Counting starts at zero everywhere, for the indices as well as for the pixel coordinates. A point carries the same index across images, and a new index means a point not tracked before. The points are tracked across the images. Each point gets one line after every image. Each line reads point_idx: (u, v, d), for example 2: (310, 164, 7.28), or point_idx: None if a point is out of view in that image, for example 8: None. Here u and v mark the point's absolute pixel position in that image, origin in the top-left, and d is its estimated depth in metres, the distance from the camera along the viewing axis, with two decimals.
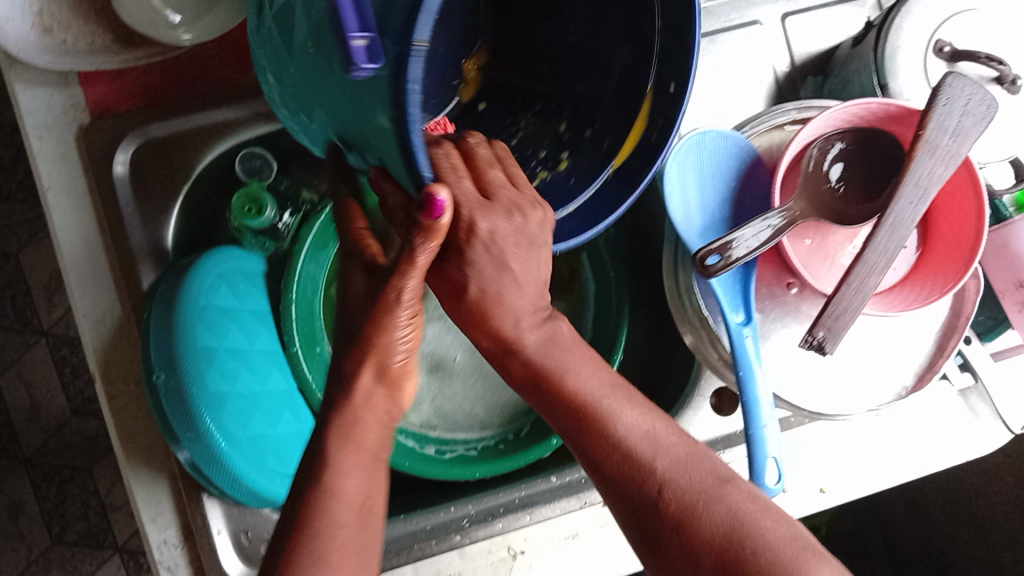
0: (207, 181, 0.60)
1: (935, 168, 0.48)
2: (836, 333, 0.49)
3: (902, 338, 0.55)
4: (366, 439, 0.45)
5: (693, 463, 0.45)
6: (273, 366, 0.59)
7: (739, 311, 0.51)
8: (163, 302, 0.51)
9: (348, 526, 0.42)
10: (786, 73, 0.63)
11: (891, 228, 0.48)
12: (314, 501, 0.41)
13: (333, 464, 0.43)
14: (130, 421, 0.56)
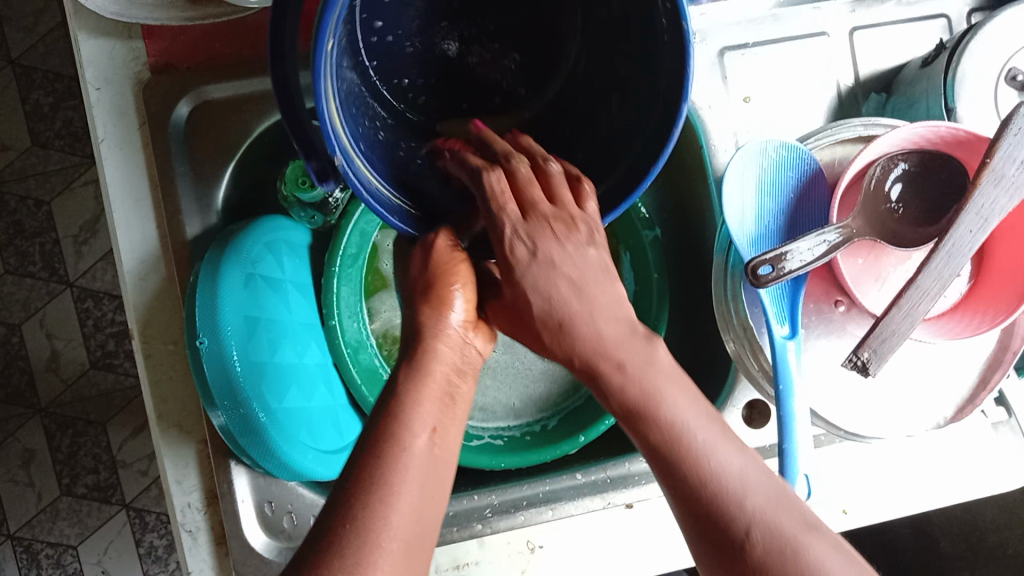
0: (259, 148, 0.60)
1: (997, 199, 0.48)
2: (882, 355, 0.48)
3: (946, 367, 0.54)
4: (430, 399, 0.44)
5: (781, 512, 0.40)
6: (312, 340, 0.58)
7: (786, 323, 0.51)
8: (209, 267, 0.51)
9: (413, 483, 0.41)
10: (849, 88, 0.62)
11: (947, 254, 0.48)
12: (367, 515, 0.39)
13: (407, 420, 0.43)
14: (163, 380, 0.56)
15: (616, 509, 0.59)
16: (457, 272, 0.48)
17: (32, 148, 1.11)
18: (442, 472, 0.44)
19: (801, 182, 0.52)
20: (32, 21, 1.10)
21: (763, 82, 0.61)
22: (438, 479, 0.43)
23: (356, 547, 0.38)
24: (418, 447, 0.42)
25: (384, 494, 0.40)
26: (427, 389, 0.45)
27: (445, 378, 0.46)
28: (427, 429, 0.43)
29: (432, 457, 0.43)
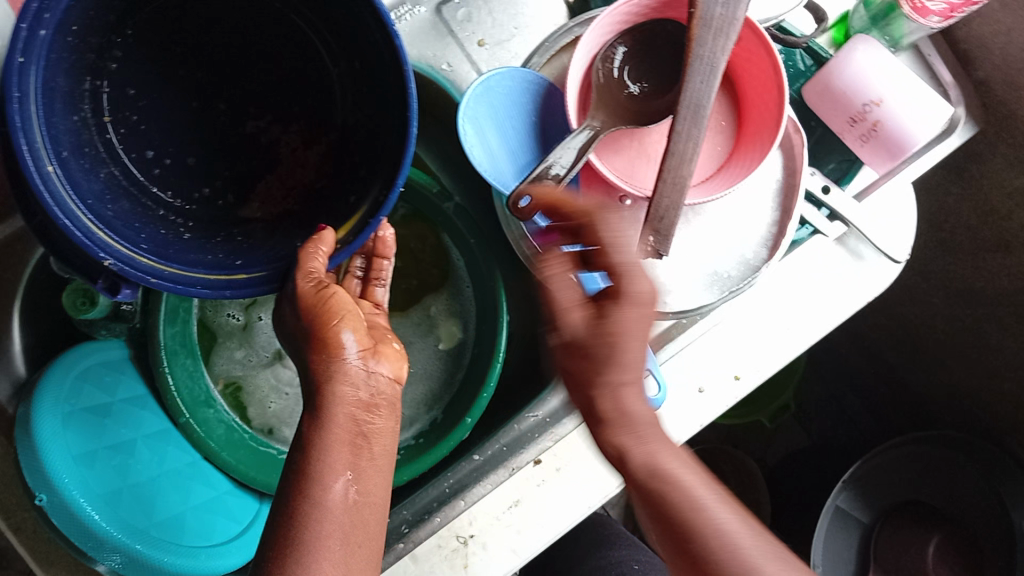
0: (42, 284, 0.58)
1: (717, 42, 0.46)
2: (666, 236, 0.48)
3: (741, 212, 0.58)
4: (340, 446, 0.45)
5: (776, 558, 0.42)
6: (169, 445, 0.58)
7: (577, 244, 0.50)
8: (22, 423, 0.50)
9: (335, 539, 0.43)
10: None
11: (689, 114, 0.47)
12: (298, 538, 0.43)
13: (319, 474, 0.44)
14: (39, 541, 0.55)
15: (524, 470, 0.60)
16: (333, 309, 0.47)
17: None
18: (365, 512, 0.45)
19: (535, 100, 0.53)
20: None
21: (491, 18, 0.60)
22: (365, 524, 0.45)
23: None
24: (335, 497, 0.44)
25: (304, 556, 0.42)
26: (335, 433, 0.46)
27: (352, 418, 0.47)
28: (341, 469, 0.45)
29: (351, 505, 0.45)
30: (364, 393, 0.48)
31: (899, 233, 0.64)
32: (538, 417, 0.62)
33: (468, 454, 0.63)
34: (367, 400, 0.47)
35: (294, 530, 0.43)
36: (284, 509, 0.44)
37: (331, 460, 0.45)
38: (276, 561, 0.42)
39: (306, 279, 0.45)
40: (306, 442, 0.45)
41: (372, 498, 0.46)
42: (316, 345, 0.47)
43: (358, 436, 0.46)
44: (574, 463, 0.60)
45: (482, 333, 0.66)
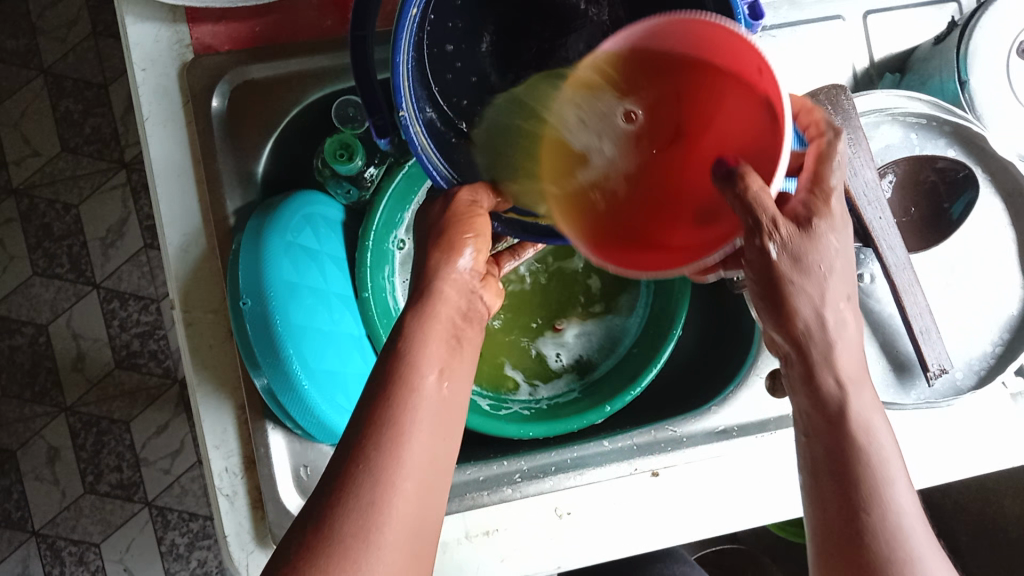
0: (297, 126, 0.62)
1: (882, 216, 0.51)
2: (918, 339, 0.52)
3: (975, 313, 0.54)
4: (439, 339, 0.47)
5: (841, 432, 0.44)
6: (347, 309, 0.60)
7: None
8: (253, 235, 0.54)
9: (421, 424, 0.44)
10: (865, 69, 0.64)
11: (890, 247, 0.51)
12: (382, 409, 0.44)
13: (416, 361, 0.45)
14: (204, 347, 0.58)
15: (642, 476, 0.60)
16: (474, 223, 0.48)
17: (61, 153, 1.13)
18: (451, 410, 0.46)
19: None
20: (64, 31, 1.12)
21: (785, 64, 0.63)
22: (449, 421, 0.46)
23: (371, 486, 0.41)
24: (428, 388, 0.45)
25: (395, 435, 0.43)
26: (434, 329, 0.47)
27: (450, 320, 0.48)
28: (435, 364, 0.46)
29: (441, 397, 0.46)
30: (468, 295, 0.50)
31: None
32: (675, 434, 0.61)
33: (599, 439, 0.63)
34: (463, 308, 0.49)
35: (386, 408, 0.44)
36: (374, 388, 0.45)
37: (426, 348, 0.46)
38: (364, 435, 0.43)
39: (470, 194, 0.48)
40: (405, 331, 0.47)
41: (458, 397, 0.47)
42: (442, 242, 0.49)
43: (454, 337, 0.48)
44: (692, 486, 0.60)
45: (645, 337, 0.67)
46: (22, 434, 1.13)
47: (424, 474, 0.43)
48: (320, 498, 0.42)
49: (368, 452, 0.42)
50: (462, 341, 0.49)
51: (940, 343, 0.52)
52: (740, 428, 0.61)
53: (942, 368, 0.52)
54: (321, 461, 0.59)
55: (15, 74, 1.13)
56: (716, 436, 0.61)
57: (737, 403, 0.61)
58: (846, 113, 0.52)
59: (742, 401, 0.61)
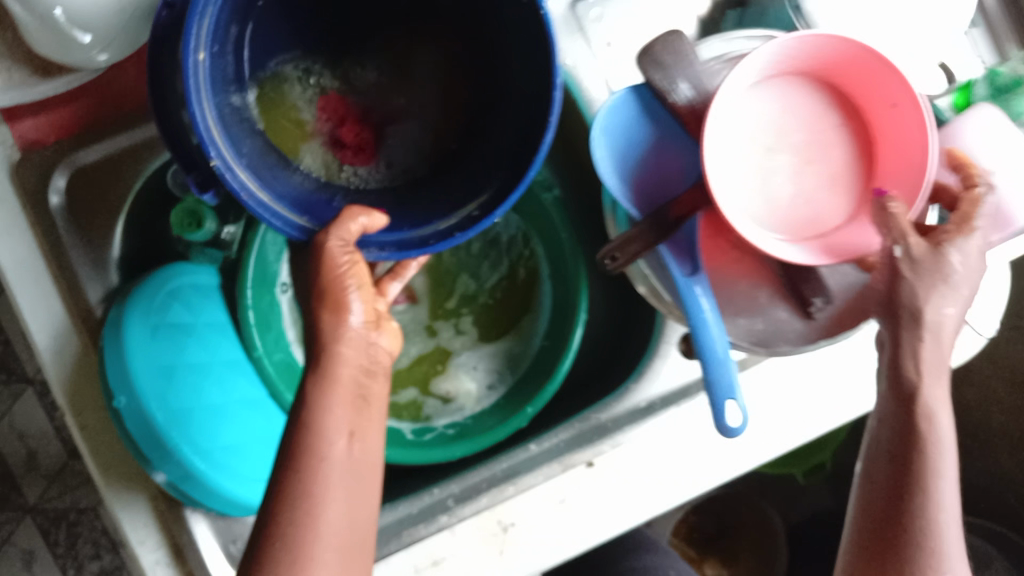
0: (149, 198, 0.60)
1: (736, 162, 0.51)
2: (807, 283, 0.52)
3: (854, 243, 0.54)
4: (343, 404, 0.44)
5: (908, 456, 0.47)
6: (241, 375, 0.58)
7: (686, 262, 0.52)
8: (113, 327, 0.51)
9: (337, 491, 0.42)
10: (707, 15, 0.63)
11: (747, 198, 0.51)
12: (290, 482, 0.42)
13: (321, 429, 0.43)
14: (104, 447, 0.57)
15: (576, 470, 0.59)
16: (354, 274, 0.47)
17: None
18: (367, 471, 0.45)
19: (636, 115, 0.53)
20: None
21: (627, 28, 0.61)
22: (365, 482, 0.44)
23: (290, 562, 0.40)
24: (338, 454, 0.43)
25: (310, 507, 0.41)
26: (337, 394, 0.44)
27: (354, 380, 0.46)
28: (343, 429, 0.44)
29: (354, 462, 0.44)
30: (368, 347, 0.48)
31: (986, 305, 0.60)
32: (599, 420, 0.61)
33: (525, 443, 0.62)
34: (366, 364, 0.47)
35: (295, 483, 0.41)
36: (281, 462, 0.42)
37: (327, 413, 0.44)
38: (276, 509, 0.41)
39: (340, 239, 0.44)
40: (303, 399, 0.44)
41: (371, 456, 0.45)
42: (327, 303, 0.47)
43: (358, 395, 0.46)
44: (627, 470, 0.59)
45: (555, 326, 0.66)
46: None
47: (345, 547, 0.42)
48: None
49: (283, 530, 0.40)
50: (369, 398, 0.46)
51: (817, 278, 0.52)
52: (661, 400, 0.60)
53: (824, 301, 0.52)
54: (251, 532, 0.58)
55: None
56: (641, 413, 0.61)
57: (655, 376, 0.61)
58: (684, 59, 0.51)
59: (660, 374, 0.61)
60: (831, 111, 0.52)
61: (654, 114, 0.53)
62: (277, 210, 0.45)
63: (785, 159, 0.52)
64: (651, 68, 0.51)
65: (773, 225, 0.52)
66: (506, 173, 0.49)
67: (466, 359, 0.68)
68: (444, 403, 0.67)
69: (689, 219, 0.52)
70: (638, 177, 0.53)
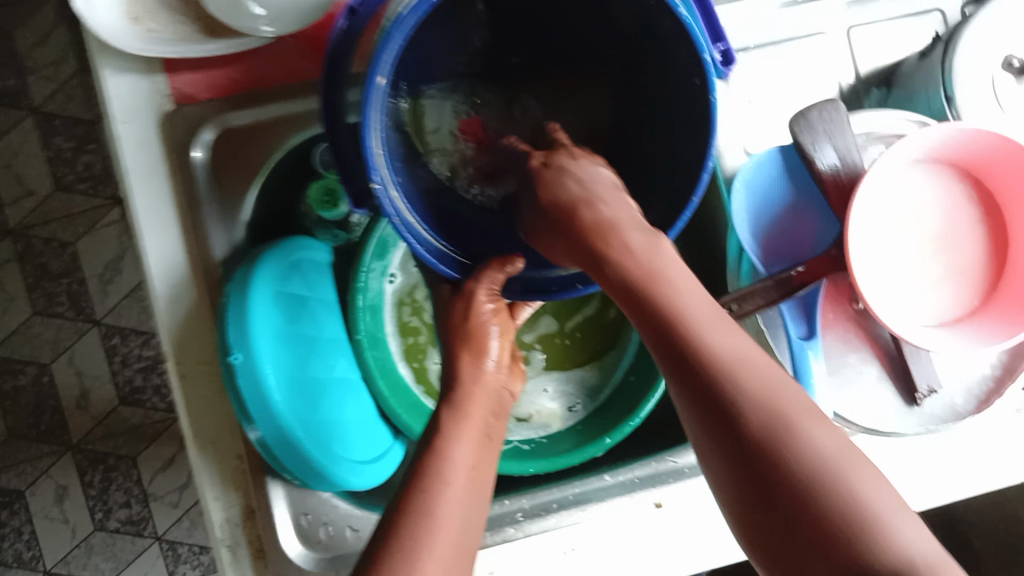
0: (284, 169, 0.62)
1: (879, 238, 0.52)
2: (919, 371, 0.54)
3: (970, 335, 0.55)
4: (470, 439, 0.45)
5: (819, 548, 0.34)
6: (340, 354, 0.60)
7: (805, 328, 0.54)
8: (239, 287, 0.52)
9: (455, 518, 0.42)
10: (851, 86, 0.64)
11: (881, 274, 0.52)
12: (414, 495, 0.42)
13: (448, 454, 0.43)
14: (199, 400, 0.58)
15: (645, 509, 0.60)
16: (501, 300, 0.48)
17: (56, 192, 1.13)
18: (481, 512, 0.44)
19: (778, 178, 0.55)
20: (51, 70, 1.12)
21: (766, 84, 0.63)
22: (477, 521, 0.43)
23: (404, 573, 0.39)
24: (461, 484, 0.43)
25: (429, 523, 0.41)
26: (466, 429, 0.45)
27: (482, 420, 0.47)
28: (468, 461, 0.44)
29: (473, 497, 0.43)
30: (496, 393, 0.48)
31: None
32: (676, 464, 0.61)
33: (599, 472, 0.62)
34: (494, 409, 0.48)
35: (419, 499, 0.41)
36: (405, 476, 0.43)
37: (454, 441, 0.44)
38: (397, 519, 0.41)
39: (489, 287, 0.47)
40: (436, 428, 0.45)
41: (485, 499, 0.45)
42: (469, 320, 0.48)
43: (482, 433, 0.46)
44: (696, 518, 0.60)
45: (643, 362, 0.67)
46: (29, 475, 1.13)
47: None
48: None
49: (402, 538, 0.40)
50: (491, 443, 0.47)
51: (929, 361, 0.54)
52: None
53: (931, 388, 0.54)
54: (322, 509, 0.59)
55: (5, 116, 1.12)
56: None
57: None
58: (837, 129, 0.53)
59: None
60: (972, 202, 0.54)
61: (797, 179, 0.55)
62: (416, 231, 0.47)
63: (918, 242, 0.53)
64: (803, 132, 0.53)
65: (893, 302, 0.53)
66: (645, 206, 0.50)
67: (540, 378, 0.69)
68: (527, 425, 0.67)
69: (815, 286, 0.53)
70: (771, 237, 0.55)
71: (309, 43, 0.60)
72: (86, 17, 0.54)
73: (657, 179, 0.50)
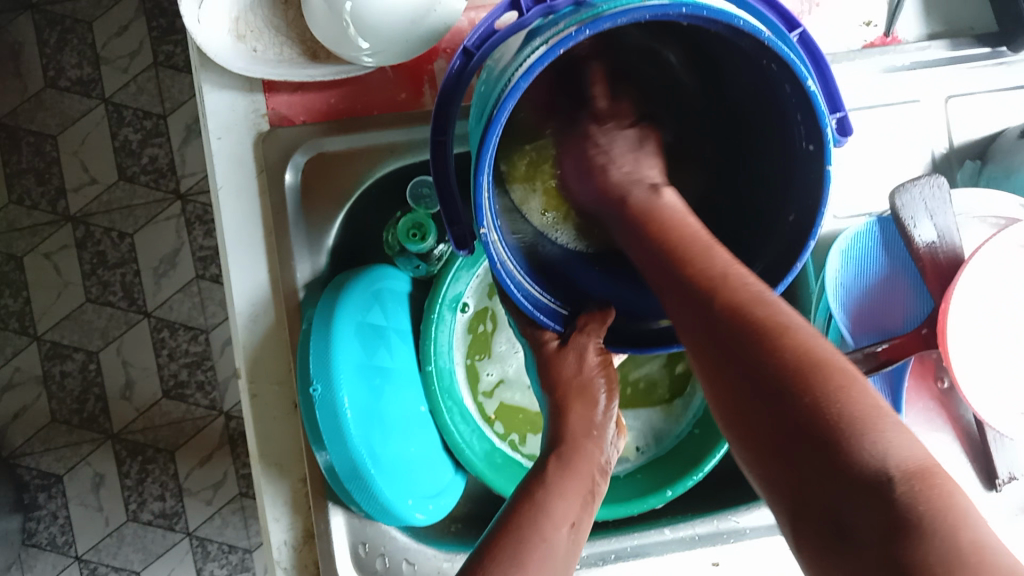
0: (369, 197, 0.62)
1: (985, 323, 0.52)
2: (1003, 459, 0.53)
3: None
4: (575, 495, 0.48)
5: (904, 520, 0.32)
6: (410, 387, 0.60)
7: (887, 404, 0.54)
8: (324, 316, 0.53)
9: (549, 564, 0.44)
10: (944, 154, 0.62)
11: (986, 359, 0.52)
12: (514, 531, 0.44)
13: (553, 507, 0.46)
14: (267, 419, 0.58)
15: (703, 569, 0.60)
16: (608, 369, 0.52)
17: (118, 182, 1.14)
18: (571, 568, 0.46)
19: (878, 250, 0.55)
20: (125, 61, 1.13)
21: (862, 148, 0.61)
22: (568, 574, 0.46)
23: None
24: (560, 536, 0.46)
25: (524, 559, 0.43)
26: (572, 484, 0.48)
27: (586, 480, 0.50)
28: (568, 517, 0.47)
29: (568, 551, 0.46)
30: (601, 456, 0.51)
31: None
32: (737, 524, 0.61)
33: (658, 526, 0.61)
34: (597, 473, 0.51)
35: (518, 537, 0.44)
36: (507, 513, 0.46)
37: (554, 491, 0.47)
38: (494, 549, 0.44)
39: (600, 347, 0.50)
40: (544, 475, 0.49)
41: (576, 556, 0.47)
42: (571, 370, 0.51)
43: (589, 491, 0.49)
44: None
45: (708, 416, 0.66)
46: (68, 459, 1.14)
47: None
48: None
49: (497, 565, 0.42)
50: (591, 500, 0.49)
51: (1012, 450, 0.53)
52: None
53: (1012, 476, 0.53)
54: (380, 539, 0.59)
55: (77, 104, 1.14)
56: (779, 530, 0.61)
57: None
58: (940, 201, 0.53)
59: None
60: None
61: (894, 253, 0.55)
62: (509, 277, 0.47)
63: (1016, 329, 0.53)
64: (903, 202, 0.53)
65: (998, 388, 0.52)
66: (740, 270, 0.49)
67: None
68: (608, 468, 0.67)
69: (904, 363, 0.53)
70: (862, 308, 0.55)
71: (405, 73, 0.60)
72: (195, 34, 0.55)
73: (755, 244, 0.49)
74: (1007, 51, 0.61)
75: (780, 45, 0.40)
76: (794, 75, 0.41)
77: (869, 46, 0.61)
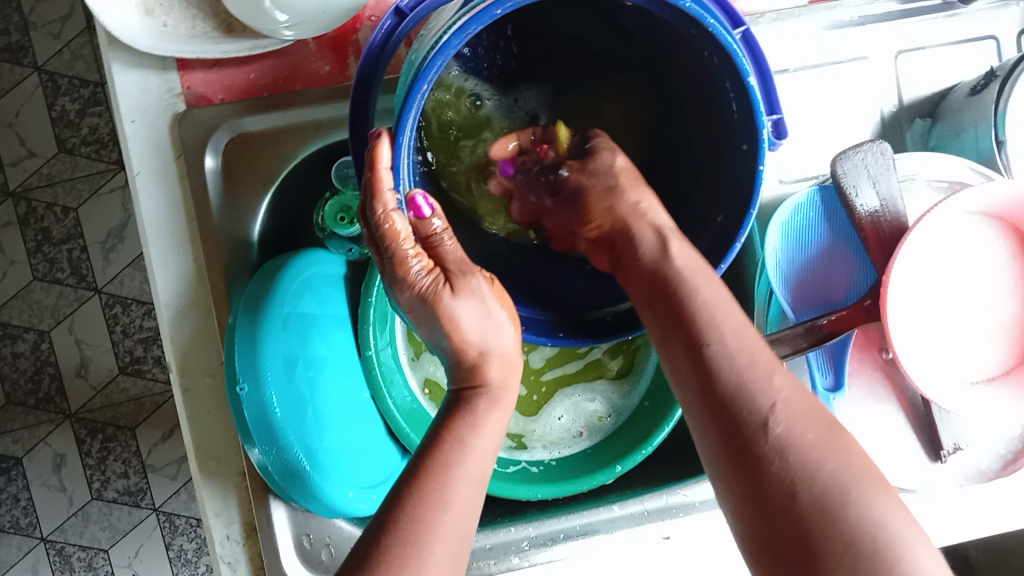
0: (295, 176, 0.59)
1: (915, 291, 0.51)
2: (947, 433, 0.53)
3: None
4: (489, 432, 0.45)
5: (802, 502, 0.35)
6: (350, 373, 0.59)
7: (833, 379, 0.53)
8: (248, 311, 0.50)
9: (459, 490, 0.41)
10: (894, 112, 0.60)
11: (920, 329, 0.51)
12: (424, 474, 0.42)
13: (466, 445, 0.44)
14: (201, 414, 0.56)
15: (654, 543, 0.59)
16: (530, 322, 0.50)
17: (58, 155, 1.09)
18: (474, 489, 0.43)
19: (821, 216, 0.54)
20: (56, 27, 1.07)
21: (809, 108, 0.59)
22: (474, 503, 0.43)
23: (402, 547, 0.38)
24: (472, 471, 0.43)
25: (436, 499, 0.40)
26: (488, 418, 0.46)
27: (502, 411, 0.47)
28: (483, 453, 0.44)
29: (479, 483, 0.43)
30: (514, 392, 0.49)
31: None
32: (687, 498, 0.60)
33: (608, 501, 0.60)
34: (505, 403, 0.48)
35: (429, 474, 0.41)
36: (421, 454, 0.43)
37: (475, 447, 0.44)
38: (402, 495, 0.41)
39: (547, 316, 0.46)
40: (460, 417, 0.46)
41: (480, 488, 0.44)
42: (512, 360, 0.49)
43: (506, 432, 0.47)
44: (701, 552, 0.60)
45: (659, 387, 0.65)
46: (27, 441, 1.12)
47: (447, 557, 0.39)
48: (411, 522, 0.39)
49: (406, 507, 0.40)
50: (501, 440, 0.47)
51: (957, 422, 0.53)
52: None
53: (956, 447, 0.53)
54: (324, 528, 0.58)
55: (8, 73, 1.08)
56: None
57: None
58: (888, 170, 0.51)
59: None
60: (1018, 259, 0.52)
61: (836, 220, 0.54)
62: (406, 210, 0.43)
63: (968, 298, 0.52)
64: (845, 167, 0.51)
65: (936, 357, 0.52)
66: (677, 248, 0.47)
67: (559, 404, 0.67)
68: (589, 441, 0.66)
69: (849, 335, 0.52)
70: (806, 279, 0.54)
71: (329, 44, 0.57)
72: (96, 11, 0.51)
73: (707, 225, 0.47)
74: (957, 2, 0.59)
75: (725, 36, 0.39)
76: (736, 72, 0.40)
77: (814, 1, 0.58)
